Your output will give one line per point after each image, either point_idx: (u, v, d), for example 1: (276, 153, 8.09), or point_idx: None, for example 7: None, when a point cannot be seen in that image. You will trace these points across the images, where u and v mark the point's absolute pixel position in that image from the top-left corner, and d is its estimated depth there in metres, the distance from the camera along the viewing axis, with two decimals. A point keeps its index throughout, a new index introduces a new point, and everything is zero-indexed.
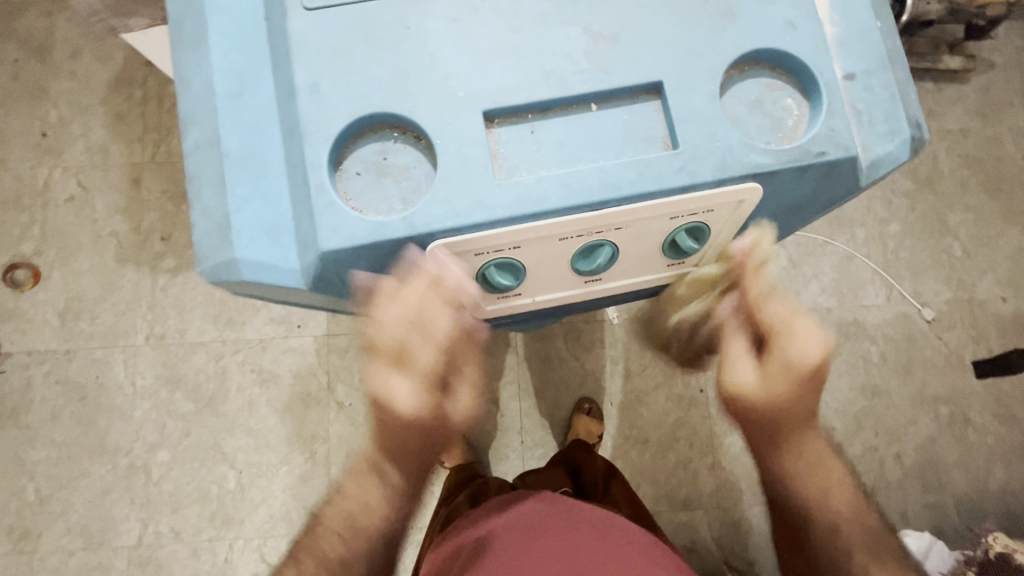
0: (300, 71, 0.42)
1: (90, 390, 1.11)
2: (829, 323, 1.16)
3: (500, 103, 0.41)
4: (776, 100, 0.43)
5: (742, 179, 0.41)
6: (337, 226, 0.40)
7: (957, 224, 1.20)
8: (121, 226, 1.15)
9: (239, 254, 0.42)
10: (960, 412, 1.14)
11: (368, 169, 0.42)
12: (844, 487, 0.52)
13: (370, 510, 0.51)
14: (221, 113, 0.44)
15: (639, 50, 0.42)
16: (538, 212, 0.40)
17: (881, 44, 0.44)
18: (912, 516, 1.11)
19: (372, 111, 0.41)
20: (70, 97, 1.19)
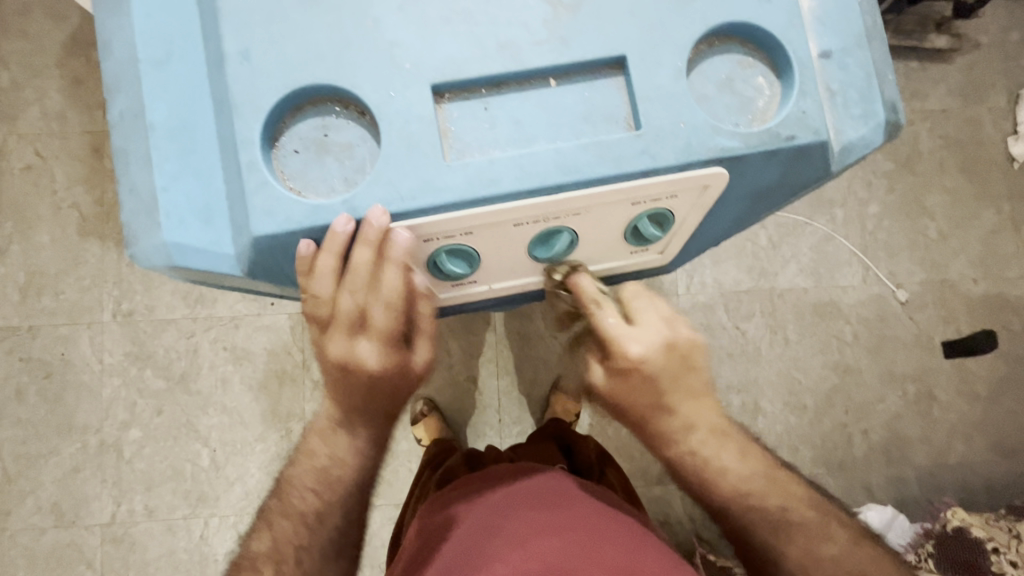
0: (233, 37, 0.39)
1: (56, 367, 1.08)
2: (805, 303, 1.17)
3: (451, 77, 0.39)
4: (746, 78, 0.42)
5: (706, 163, 0.40)
6: (274, 208, 0.38)
7: (934, 206, 1.21)
8: (82, 198, 1.10)
9: (168, 237, 0.39)
10: (927, 391, 1.17)
11: (309, 147, 0.40)
12: (733, 454, 0.55)
13: (341, 466, 0.55)
14: (146, 81, 0.41)
15: (599, 21, 0.40)
16: (489, 196, 0.38)
17: (858, 20, 0.43)
18: (876, 490, 1.14)
19: (312, 84, 0.39)
20: (22, 60, 1.12)
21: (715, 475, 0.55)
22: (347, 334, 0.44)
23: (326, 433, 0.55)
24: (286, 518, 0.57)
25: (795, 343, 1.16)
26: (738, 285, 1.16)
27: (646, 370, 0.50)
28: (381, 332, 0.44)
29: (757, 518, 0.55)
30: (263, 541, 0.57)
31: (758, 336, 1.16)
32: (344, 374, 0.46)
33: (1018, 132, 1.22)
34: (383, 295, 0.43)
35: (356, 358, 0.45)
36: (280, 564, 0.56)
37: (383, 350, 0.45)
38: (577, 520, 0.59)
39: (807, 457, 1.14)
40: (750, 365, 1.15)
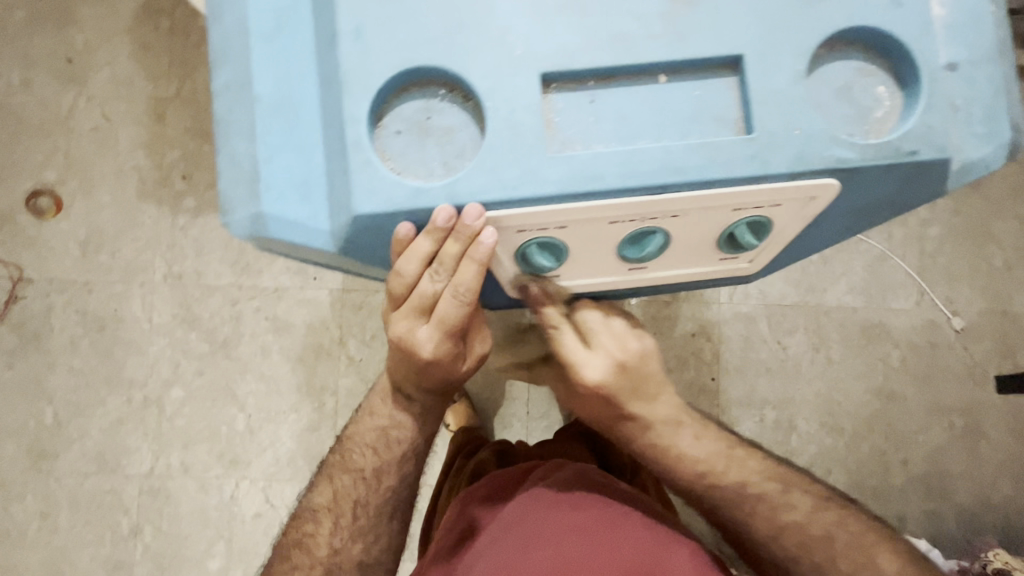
0: (348, 14, 0.38)
1: (109, 322, 1.12)
2: (852, 324, 1.14)
3: (561, 66, 0.38)
4: (866, 87, 0.40)
5: (818, 174, 0.38)
6: (375, 188, 0.38)
7: (1002, 233, 1.15)
8: (143, 161, 1.14)
9: (266, 209, 0.40)
10: (975, 425, 1.13)
11: (410, 128, 0.40)
12: (717, 454, 0.58)
13: (401, 426, 0.61)
14: (256, 52, 0.42)
15: (717, 18, 0.38)
16: (591, 191, 0.38)
17: (990, 32, 0.40)
18: (910, 523, 1.10)
19: (422, 65, 0.38)
20: (97, 24, 1.16)
21: (677, 462, 0.57)
22: (412, 315, 0.45)
23: (389, 397, 0.61)
24: (346, 473, 0.63)
25: (837, 362, 1.13)
26: (784, 299, 1.13)
27: (605, 391, 0.53)
28: (441, 323, 0.45)
29: (726, 498, 0.57)
30: (324, 495, 0.63)
31: (799, 352, 1.13)
32: (402, 350, 0.47)
33: None
34: (457, 293, 0.43)
35: (413, 341, 0.46)
36: (338, 517, 0.62)
37: (443, 341, 0.46)
38: (599, 521, 0.59)
39: (840, 481, 1.11)
40: (788, 382, 1.13)
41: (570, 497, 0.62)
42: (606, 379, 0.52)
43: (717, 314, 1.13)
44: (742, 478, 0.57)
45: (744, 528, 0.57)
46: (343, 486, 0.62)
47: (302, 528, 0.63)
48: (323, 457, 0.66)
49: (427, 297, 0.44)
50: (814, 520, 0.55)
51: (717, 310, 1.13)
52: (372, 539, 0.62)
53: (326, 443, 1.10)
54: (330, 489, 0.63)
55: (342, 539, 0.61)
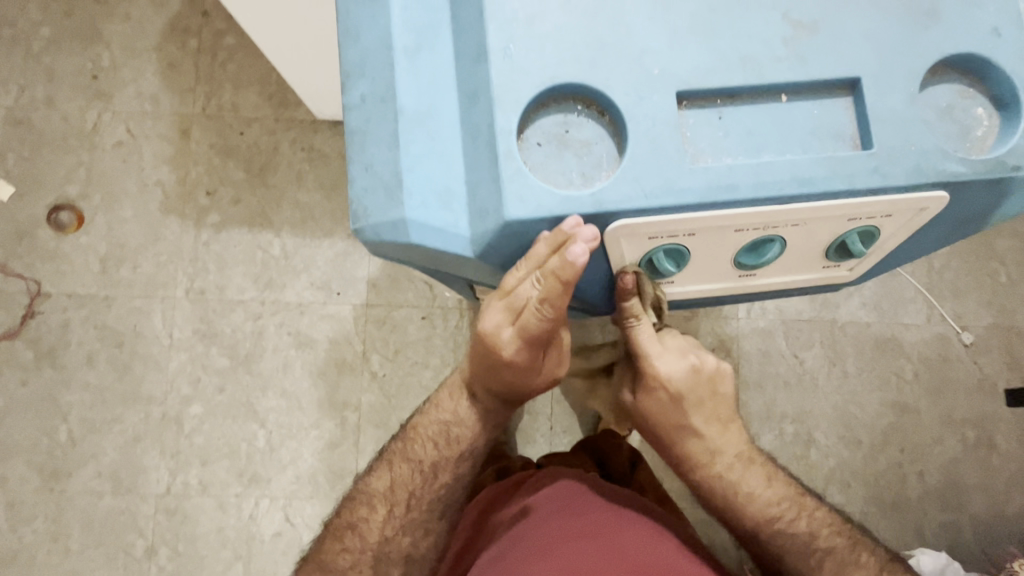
0: (495, 32, 0.40)
1: (127, 337, 1.11)
2: (866, 338, 1.16)
3: (694, 84, 0.40)
4: (966, 108, 0.42)
5: (932, 186, 0.40)
6: (525, 194, 0.39)
7: (1004, 250, 1.19)
8: (167, 177, 1.15)
9: (409, 214, 0.41)
10: (986, 437, 1.15)
11: (550, 140, 0.41)
12: (765, 484, 0.61)
13: (463, 425, 0.62)
14: (395, 64, 0.43)
15: (838, 42, 0.41)
16: (725, 201, 0.39)
17: None
18: (928, 535, 1.12)
19: (565, 81, 0.40)
20: (123, 41, 1.17)
21: (742, 502, 0.60)
22: (502, 315, 0.46)
23: (457, 393, 0.61)
24: (405, 462, 0.63)
25: (853, 376, 1.15)
26: (800, 314, 1.16)
27: (672, 386, 0.55)
28: (523, 327, 0.46)
29: (770, 529, 0.60)
30: (381, 482, 0.64)
31: (816, 365, 1.15)
32: (482, 345, 0.49)
33: None
34: (541, 301, 0.43)
35: (494, 339, 0.48)
36: (392, 507, 0.63)
37: (522, 348, 0.47)
38: (599, 525, 0.62)
39: (859, 494, 1.13)
40: (806, 396, 1.15)
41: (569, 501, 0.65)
42: (682, 376, 0.55)
43: (735, 329, 1.15)
44: (777, 507, 0.61)
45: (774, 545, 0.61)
46: (401, 476, 0.63)
47: (357, 511, 0.64)
48: (383, 443, 0.67)
49: (522, 302, 0.45)
50: (827, 549, 0.60)
51: (735, 325, 1.15)
52: (422, 534, 0.64)
53: (348, 460, 1.08)
54: (387, 476, 0.64)
55: (394, 528, 0.63)
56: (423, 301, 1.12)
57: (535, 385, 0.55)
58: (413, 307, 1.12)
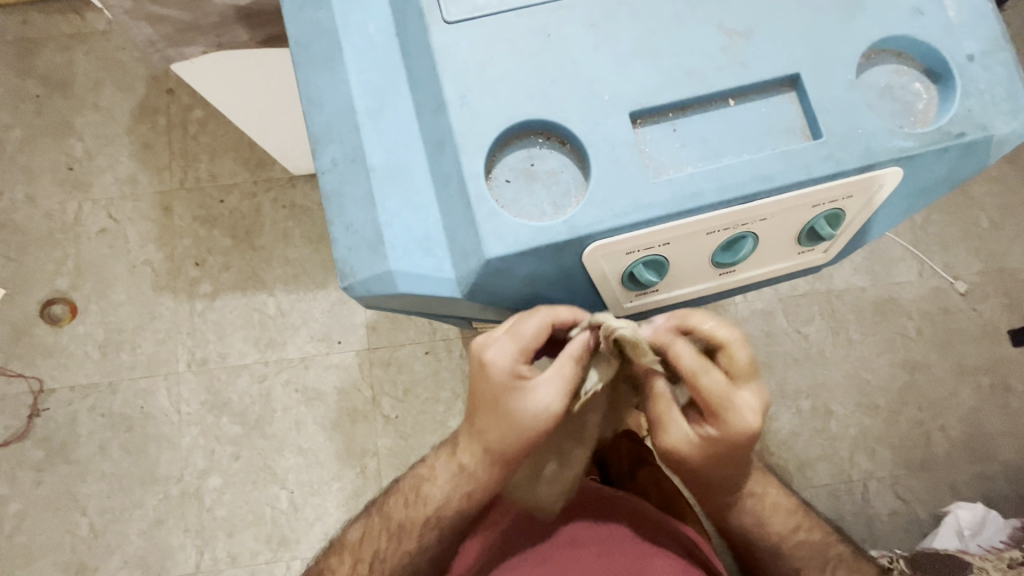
0: (449, 84, 0.41)
1: (136, 420, 1.11)
2: (864, 302, 1.17)
3: (646, 103, 0.42)
4: (905, 84, 0.44)
5: (886, 163, 0.42)
6: (501, 232, 0.40)
7: (981, 194, 1.22)
8: (155, 254, 1.16)
9: (395, 266, 0.43)
10: (1001, 381, 1.16)
11: (517, 176, 0.42)
12: (803, 532, 0.61)
13: (437, 486, 0.59)
14: (362, 128, 0.45)
15: (774, 43, 0.43)
16: (693, 208, 0.41)
17: (995, 24, 0.44)
18: (963, 488, 1.12)
19: (524, 119, 0.41)
20: (95, 130, 1.19)
21: (738, 522, 0.59)
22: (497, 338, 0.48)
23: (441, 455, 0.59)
24: (378, 517, 0.63)
25: (858, 342, 1.16)
26: (795, 290, 1.17)
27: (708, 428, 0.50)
28: (520, 341, 0.47)
29: (806, 556, 0.61)
30: (355, 532, 0.64)
31: (821, 338, 1.16)
32: (477, 370, 0.49)
33: None
34: (539, 320, 0.47)
35: (487, 357, 0.48)
36: (358, 562, 0.63)
37: (517, 361, 0.48)
38: (589, 535, 0.63)
39: (886, 458, 1.13)
40: (816, 369, 1.15)
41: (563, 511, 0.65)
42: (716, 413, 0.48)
43: (735, 314, 1.16)
44: (790, 536, 0.60)
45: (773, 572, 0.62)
46: (375, 530, 0.63)
47: (328, 557, 0.65)
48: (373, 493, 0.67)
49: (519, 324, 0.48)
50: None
51: (734, 311, 1.16)
52: None
53: None
54: (363, 528, 0.64)
55: None
56: (424, 336, 1.12)
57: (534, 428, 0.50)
58: (415, 344, 1.12)
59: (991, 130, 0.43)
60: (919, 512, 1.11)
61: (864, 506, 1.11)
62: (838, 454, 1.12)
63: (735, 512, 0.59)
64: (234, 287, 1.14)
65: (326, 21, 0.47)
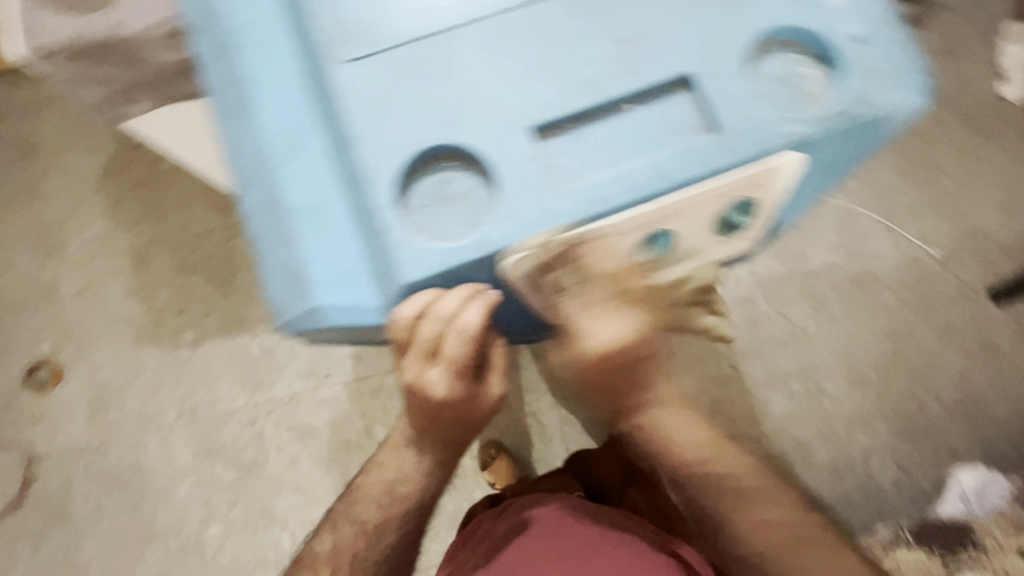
0: (355, 119, 0.43)
1: (131, 477, 1.10)
2: (842, 278, 1.18)
3: (546, 117, 0.43)
4: (794, 71, 0.45)
5: (782, 150, 0.43)
6: (417, 256, 0.41)
7: (943, 159, 1.23)
8: (136, 308, 1.16)
9: (322, 300, 0.44)
10: (987, 340, 1.16)
11: (432, 199, 0.44)
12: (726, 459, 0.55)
13: (400, 479, 0.60)
14: (279, 171, 0.46)
15: (664, 46, 0.44)
16: (600, 212, 0.42)
17: (876, 4, 0.46)
18: (962, 453, 1.12)
19: (428, 145, 0.42)
20: (65, 193, 1.20)
21: (671, 451, 0.53)
22: (419, 360, 0.45)
23: (399, 449, 0.60)
24: (349, 524, 0.62)
25: (841, 318, 1.17)
26: (773, 273, 1.18)
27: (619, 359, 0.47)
28: (448, 361, 0.45)
29: (713, 484, 0.54)
30: (325, 544, 0.63)
31: (804, 318, 1.16)
32: (414, 397, 0.47)
33: (1004, 77, 1.26)
34: (455, 332, 0.44)
35: (422, 385, 0.46)
36: (336, 569, 0.61)
37: (454, 380, 0.46)
38: (576, 549, 0.59)
39: (883, 430, 1.13)
40: (803, 349, 1.16)
41: (549, 527, 0.63)
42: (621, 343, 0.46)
43: None
44: (715, 462, 0.54)
45: (719, 509, 0.54)
46: (346, 537, 0.62)
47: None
48: (329, 504, 0.66)
49: (430, 337, 0.44)
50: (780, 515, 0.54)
51: None
52: None
53: None
54: (332, 538, 0.63)
55: None
56: None
57: (487, 417, 0.51)
58: None
59: (879, 106, 0.44)
60: (922, 482, 1.10)
61: (867, 480, 1.11)
62: (834, 432, 1.12)
63: (660, 443, 0.53)
64: (216, 333, 1.14)
65: (236, 71, 0.48)
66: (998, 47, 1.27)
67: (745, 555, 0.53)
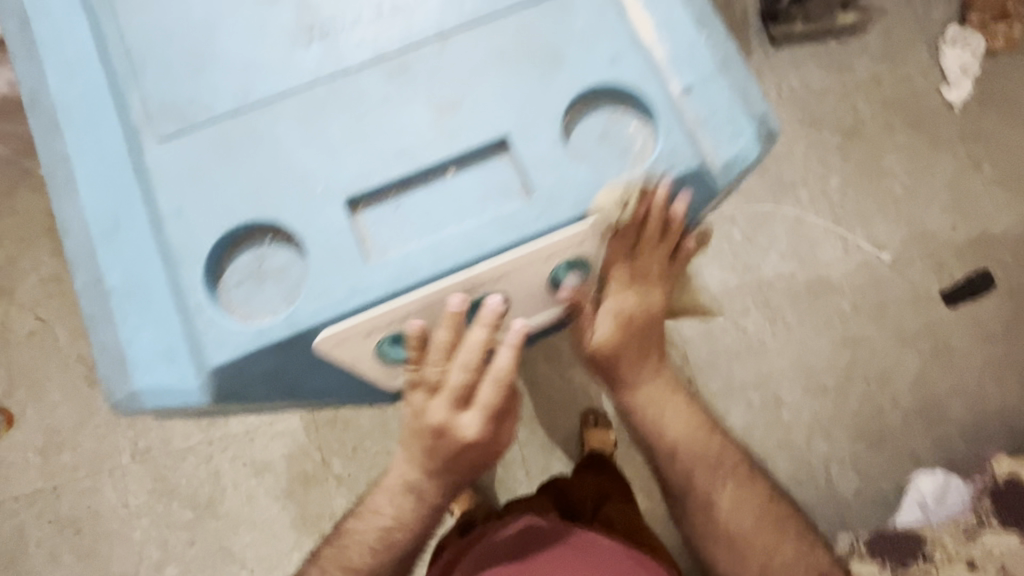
0: (167, 201, 0.44)
1: (85, 521, 1.08)
2: (796, 286, 1.19)
3: (359, 190, 0.44)
4: (619, 129, 0.47)
5: (601, 210, 0.45)
6: (222, 338, 0.43)
7: (891, 164, 1.24)
8: (88, 348, 1.15)
9: (139, 385, 0.45)
10: (941, 342, 1.17)
11: (248, 277, 0.45)
12: (675, 421, 0.65)
13: (390, 519, 0.62)
14: (105, 254, 0.47)
15: (479, 112, 0.45)
16: (412, 283, 0.43)
17: (710, 54, 0.47)
18: (922, 457, 1.12)
19: (237, 224, 0.44)
20: (14, 234, 1.19)
21: (657, 431, 0.65)
22: (455, 407, 0.52)
23: (392, 494, 0.62)
24: (339, 566, 0.65)
25: (797, 327, 1.17)
26: (726, 284, 1.18)
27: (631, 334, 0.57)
28: (483, 405, 0.52)
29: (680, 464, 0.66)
30: None
31: (759, 329, 1.16)
32: (445, 440, 0.54)
33: (948, 79, 1.27)
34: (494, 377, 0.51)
35: (459, 429, 0.53)
36: None
37: (485, 423, 0.53)
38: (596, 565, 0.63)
39: (843, 438, 1.13)
40: (760, 360, 1.15)
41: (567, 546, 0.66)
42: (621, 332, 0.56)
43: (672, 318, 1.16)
44: (674, 447, 0.65)
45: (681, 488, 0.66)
46: None
47: None
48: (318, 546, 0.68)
49: (460, 383, 0.51)
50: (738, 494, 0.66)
51: None
52: None
53: None
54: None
55: None
56: None
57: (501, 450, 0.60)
58: None
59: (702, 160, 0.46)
60: (884, 488, 1.10)
61: (829, 489, 1.10)
62: (794, 441, 1.12)
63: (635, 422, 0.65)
64: None
65: (63, 151, 0.49)
66: (940, 51, 1.29)
67: (716, 530, 0.65)
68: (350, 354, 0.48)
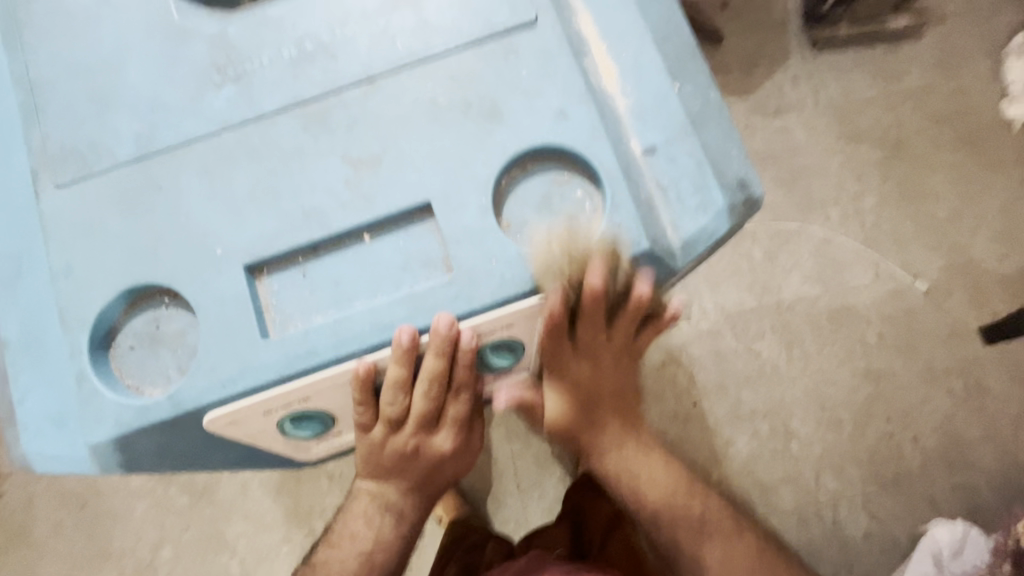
0: (60, 259, 0.45)
1: (89, 497, 1.12)
2: (817, 312, 1.11)
3: (261, 256, 0.44)
4: (564, 194, 0.45)
5: (530, 294, 0.43)
6: (102, 415, 0.43)
7: (937, 185, 1.14)
8: None
9: (27, 450, 0.47)
10: (974, 382, 1.08)
11: (143, 342, 0.45)
12: (651, 467, 0.63)
13: (367, 537, 0.58)
14: (5, 302, 0.48)
15: (396, 174, 0.44)
16: (309, 366, 0.42)
17: (678, 112, 0.46)
18: (942, 504, 1.04)
19: (130, 287, 0.44)
20: None
21: (632, 482, 0.63)
22: (423, 429, 0.51)
23: (377, 510, 0.58)
24: None
25: (815, 356, 1.10)
26: (742, 305, 1.12)
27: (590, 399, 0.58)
28: (453, 421, 0.52)
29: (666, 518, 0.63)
30: None
31: (773, 355, 1.10)
32: (422, 457, 0.54)
33: (1010, 93, 1.16)
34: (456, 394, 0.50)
35: (436, 445, 0.53)
36: None
37: (457, 434, 0.53)
38: None
39: (855, 476, 1.06)
40: (772, 388, 1.09)
41: None
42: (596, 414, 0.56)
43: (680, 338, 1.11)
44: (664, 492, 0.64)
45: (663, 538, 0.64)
46: None
47: None
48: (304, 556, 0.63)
49: (427, 407, 0.49)
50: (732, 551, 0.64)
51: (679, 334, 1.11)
52: None
53: None
54: None
55: None
56: None
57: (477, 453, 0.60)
58: None
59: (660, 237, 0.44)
60: (897, 533, 1.04)
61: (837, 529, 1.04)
62: (802, 476, 1.06)
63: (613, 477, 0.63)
64: None
65: None
66: (1004, 61, 1.17)
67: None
68: (249, 430, 0.47)
